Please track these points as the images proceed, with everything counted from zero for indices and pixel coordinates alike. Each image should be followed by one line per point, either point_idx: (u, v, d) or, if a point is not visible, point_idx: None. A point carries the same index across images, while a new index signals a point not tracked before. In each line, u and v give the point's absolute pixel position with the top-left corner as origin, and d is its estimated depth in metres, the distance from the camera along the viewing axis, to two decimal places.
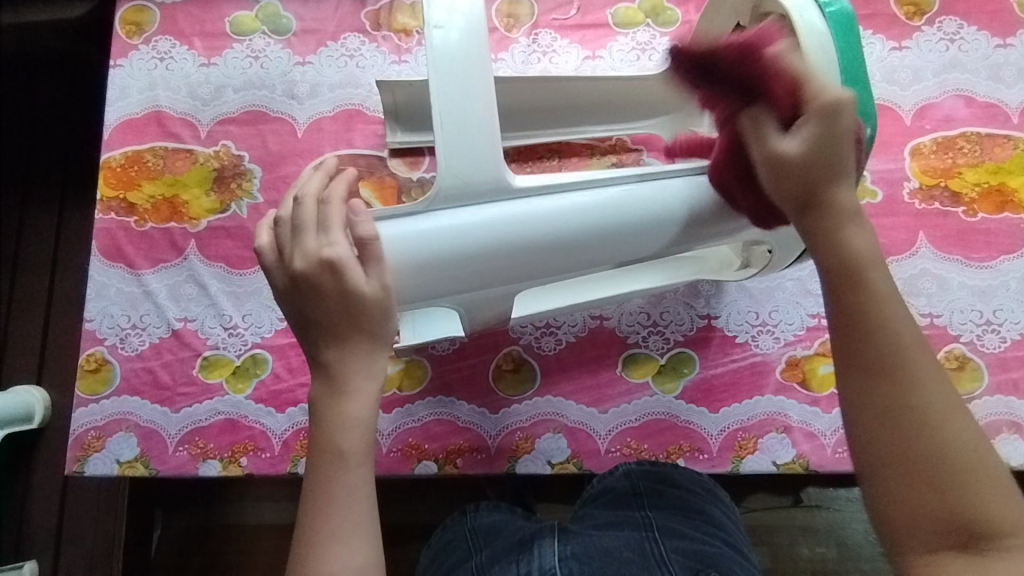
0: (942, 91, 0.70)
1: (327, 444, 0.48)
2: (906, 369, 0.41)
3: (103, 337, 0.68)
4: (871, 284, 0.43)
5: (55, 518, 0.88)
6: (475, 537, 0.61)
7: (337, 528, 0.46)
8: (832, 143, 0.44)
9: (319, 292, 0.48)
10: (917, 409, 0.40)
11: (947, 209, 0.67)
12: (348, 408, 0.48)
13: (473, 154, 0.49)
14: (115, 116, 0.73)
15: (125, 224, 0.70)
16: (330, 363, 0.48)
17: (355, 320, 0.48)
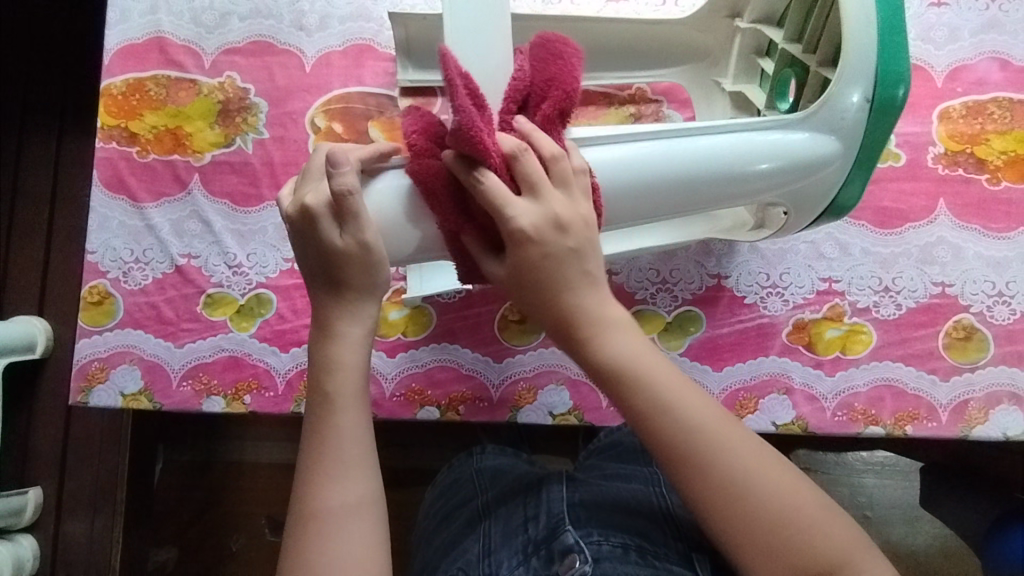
0: (978, 52, 0.67)
1: (317, 386, 0.47)
2: (701, 450, 0.42)
3: (106, 270, 0.67)
4: (649, 391, 0.43)
5: (58, 446, 0.89)
6: (481, 478, 0.62)
7: (331, 465, 0.45)
8: (537, 267, 0.44)
9: (318, 241, 0.46)
10: (740, 493, 0.42)
11: (971, 176, 0.65)
12: (336, 351, 0.47)
13: (487, 102, 0.48)
14: (116, 40, 0.70)
15: (127, 155, 0.69)
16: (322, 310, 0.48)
17: (337, 271, 0.46)
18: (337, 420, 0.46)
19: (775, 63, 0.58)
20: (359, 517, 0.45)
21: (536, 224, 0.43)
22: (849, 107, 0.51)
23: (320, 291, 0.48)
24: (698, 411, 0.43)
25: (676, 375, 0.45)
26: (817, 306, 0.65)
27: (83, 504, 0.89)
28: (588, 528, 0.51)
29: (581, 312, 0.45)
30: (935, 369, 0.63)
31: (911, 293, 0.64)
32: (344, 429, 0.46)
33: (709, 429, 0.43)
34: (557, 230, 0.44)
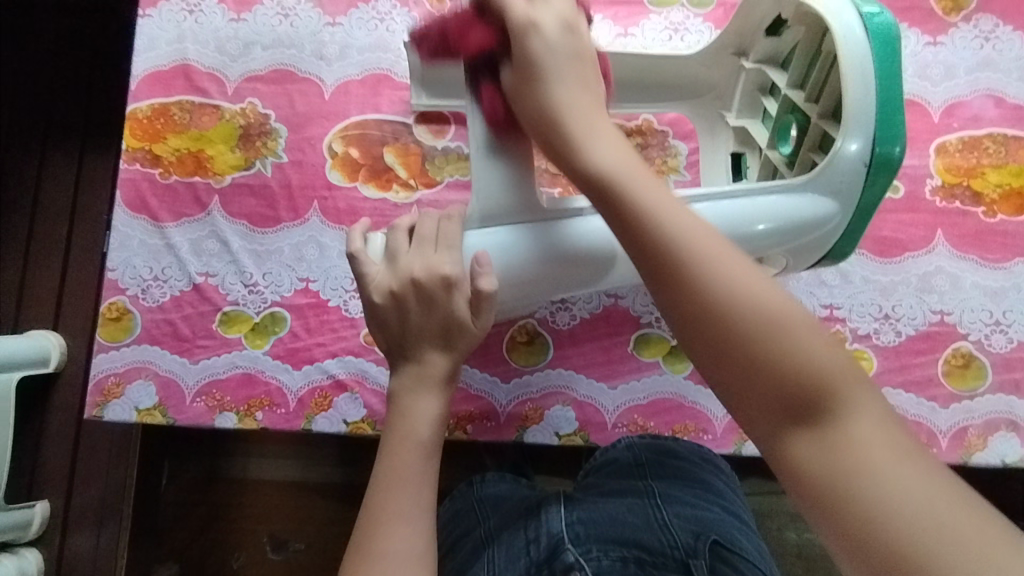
0: (973, 89, 0.69)
1: (404, 432, 0.50)
2: (692, 265, 0.40)
3: (125, 287, 0.69)
4: (685, 226, 0.42)
5: (67, 461, 0.90)
6: (483, 507, 0.63)
7: (404, 507, 0.47)
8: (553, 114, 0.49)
9: (427, 305, 0.51)
10: (777, 344, 0.37)
11: (967, 208, 0.67)
12: (423, 404, 0.50)
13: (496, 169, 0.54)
14: (143, 67, 0.73)
15: (149, 176, 0.71)
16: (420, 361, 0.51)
17: (452, 332, 0.51)
18: (405, 464, 0.48)
19: (778, 106, 0.60)
20: (413, 560, 0.45)
21: (608, 167, 0.46)
22: (851, 171, 0.53)
23: (413, 350, 0.51)
24: (717, 243, 0.42)
25: (736, 255, 0.41)
26: None
27: (91, 517, 0.90)
28: (588, 545, 0.52)
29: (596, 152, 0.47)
30: (935, 396, 0.64)
31: (911, 320, 0.66)
32: (412, 477, 0.48)
33: (754, 298, 0.39)
34: (634, 165, 0.46)
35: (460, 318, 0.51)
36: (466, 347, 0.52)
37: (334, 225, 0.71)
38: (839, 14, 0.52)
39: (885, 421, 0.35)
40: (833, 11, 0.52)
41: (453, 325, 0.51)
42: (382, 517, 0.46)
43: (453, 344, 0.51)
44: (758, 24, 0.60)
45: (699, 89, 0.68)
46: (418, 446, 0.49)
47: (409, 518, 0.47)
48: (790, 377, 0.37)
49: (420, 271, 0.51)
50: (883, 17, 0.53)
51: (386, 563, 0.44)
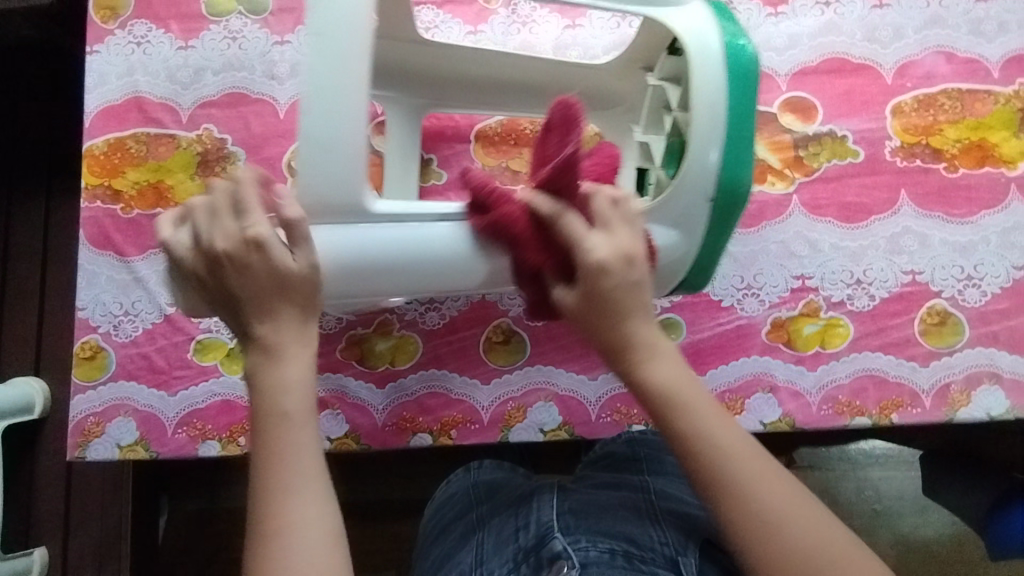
0: (923, 48, 0.69)
1: (270, 407, 0.48)
2: (729, 485, 0.46)
3: (96, 325, 0.69)
4: (687, 416, 0.48)
5: (61, 505, 0.89)
6: (477, 492, 0.64)
7: (291, 481, 0.46)
8: (615, 296, 0.48)
9: (279, 280, 0.48)
10: (768, 520, 0.45)
11: (929, 165, 0.67)
12: (284, 371, 0.48)
13: (336, 174, 0.48)
14: (95, 103, 0.72)
15: (111, 212, 0.71)
16: (265, 336, 0.48)
17: (284, 291, 0.48)
18: (280, 438, 0.47)
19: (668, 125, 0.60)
20: (311, 530, 0.45)
21: (610, 256, 0.47)
22: (690, 201, 0.54)
23: (251, 322, 0.49)
24: (716, 420, 0.48)
25: (710, 403, 0.49)
26: (792, 304, 0.66)
27: (88, 561, 0.89)
28: (576, 535, 0.50)
29: (633, 345, 0.49)
30: (914, 356, 0.64)
31: (883, 283, 0.66)
32: (281, 446, 0.47)
33: (762, 495, 0.46)
34: (626, 261, 0.48)
35: (302, 289, 0.49)
36: (338, 310, 0.49)
37: None
38: (694, 36, 0.53)
39: (830, 530, 0.46)
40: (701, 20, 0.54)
41: (279, 278, 0.48)
42: (281, 490, 0.46)
43: (314, 310, 0.49)
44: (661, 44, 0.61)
45: (609, 101, 0.68)
46: (286, 420, 0.48)
47: (311, 492, 0.46)
48: (780, 555, 0.45)
49: (298, 239, 0.48)
50: (745, 44, 0.54)
51: (293, 532, 0.45)
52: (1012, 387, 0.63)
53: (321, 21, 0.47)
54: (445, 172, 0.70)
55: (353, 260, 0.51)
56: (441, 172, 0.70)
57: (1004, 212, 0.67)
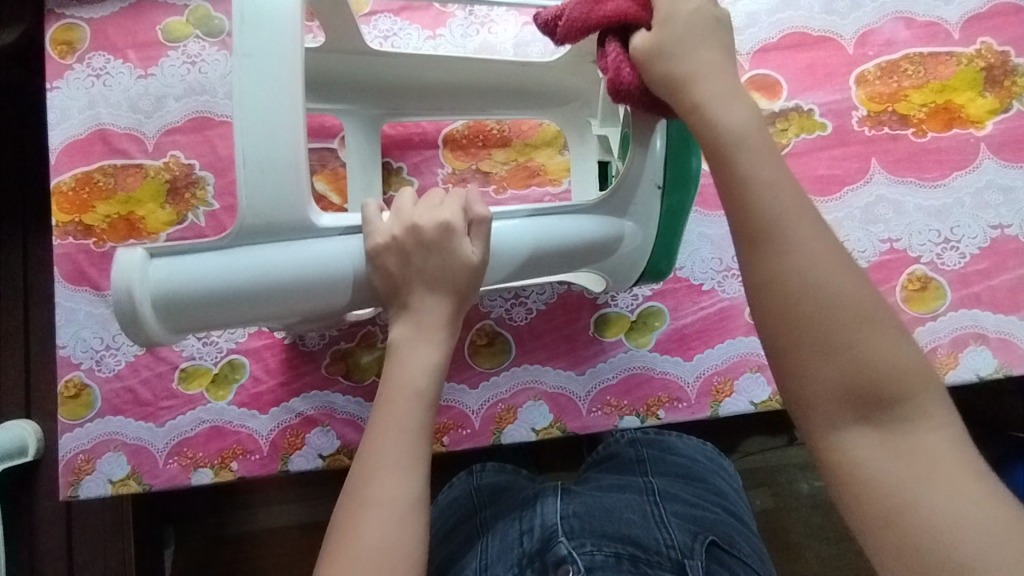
0: (882, 15, 0.69)
1: (403, 379, 0.47)
2: (846, 330, 0.37)
3: (79, 362, 0.68)
4: (782, 255, 0.38)
5: (63, 545, 0.89)
6: (481, 495, 0.63)
7: (387, 456, 0.45)
8: (716, 140, 0.41)
9: (427, 250, 0.48)
10: (860, 460, 0.37)
11: (897, 132, 0.67)
12: (422, 355, 0.48)
13: (275, 191, 0.45)
14: (59, 139, 0.72)
15: (84, 247, 0.70)
16: (418, 308, 0.49)
17: (447, 275, 0.49)
18: (403, 412, 0.46)
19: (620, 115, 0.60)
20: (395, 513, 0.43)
21: (746, 123, 0.41)
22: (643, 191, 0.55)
23: (409, 296, 0.49)
24: (833, 265, 0.38)
25: (833, 264, 0.38)
26: None
27: None
28: (581, 539, 0.50)
29: (745, 182, 0.40)
30: (898, 323, 0.64)
31: (861, 253, 0.66)
32: (399, 422, 0.46)
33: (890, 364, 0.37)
34: (730, 96, 0.42)
35: (459, 261, 0.49)
36: (464, 285, 0.49)
37: None
38: None
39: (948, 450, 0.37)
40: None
41: (456, 269, 0.49)
42: (376, 466, 0.45)
43: (452, 282, 0.49)
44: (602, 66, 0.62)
45: (565, 97, 0.67)
46: (417, 397, 0.47)
47: (408, 470, 0.45)
48: (870, 422, 0.37)
49: (423, 218, 0.49)
50: None
51: (381, 510, 0.43)
52: (999, 345, 0.63)
53: (251, 42, 0.45)
54: (416, 179, 0.70)
55: (318, 279, 0.48)
56: (412, 179, 0.70)
57: (976, 171, 0.67)
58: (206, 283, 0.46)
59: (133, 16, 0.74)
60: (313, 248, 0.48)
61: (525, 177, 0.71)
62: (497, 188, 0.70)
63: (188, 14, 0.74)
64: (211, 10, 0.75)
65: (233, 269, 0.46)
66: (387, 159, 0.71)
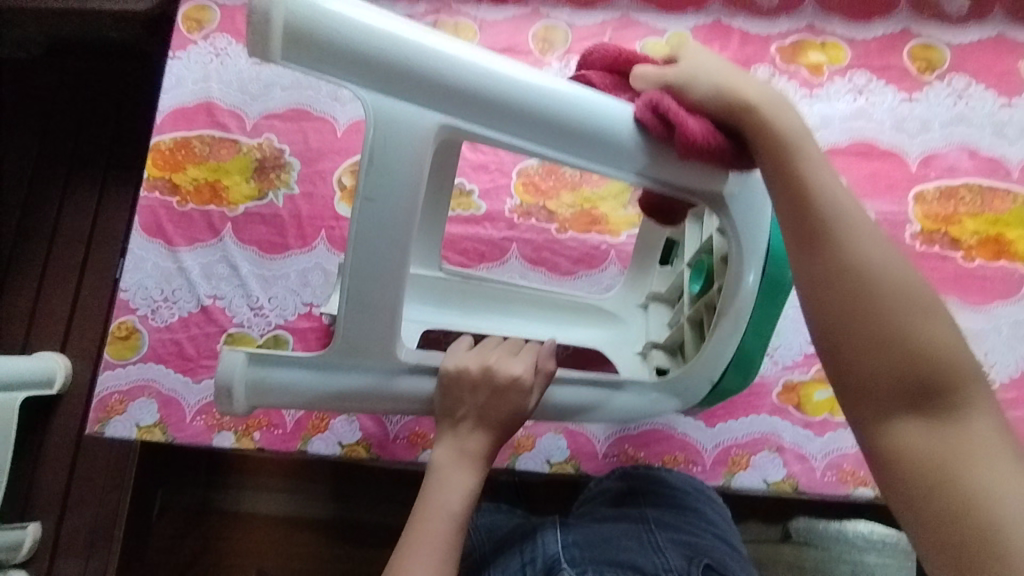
0: (948, 143, 0.73)
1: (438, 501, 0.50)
2: (826, 223, 0.44)
3: (135, 307, 0.72)
4: (825, 196, 0.45)
5: (63, 484, 0.89)
6: (479, 535, 0.64)
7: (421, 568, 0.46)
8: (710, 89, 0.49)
9: (491, 393, 0.54)
10: (848, 263, 0.43)
11: (947, 252, 0.70)
12: (466, 480, 0.52)
13: (371, 331, 0.50)
14: (168, 103, 0.78)
15: (167, 204, 0.75)
16: (471, 435, 0.53)
17: (503, 417, 0.54)
18: (434, 529, 0.49)
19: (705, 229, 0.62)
20: None
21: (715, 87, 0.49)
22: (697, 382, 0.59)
23: (462, 422, 0.54)
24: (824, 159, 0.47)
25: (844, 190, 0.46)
26: (805, 368, 0.68)
27: (79, 545, 0.88)
28: (584, 566, 0.51)
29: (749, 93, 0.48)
30: None
31: None
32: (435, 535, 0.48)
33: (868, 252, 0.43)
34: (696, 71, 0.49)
35: (517, 407, 0.54)
36: (510, 427, 0.54)
37: (339, 254, 0.74)
38: None
39: (936, 327, 0.41)
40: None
41: (511, 412, 0.54)
42: (404, 553, 0.48)
43: (499, 425, 0.54)
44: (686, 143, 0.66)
45: None
46: (452, 519, 0.50)
47: None
48: (842, 258, 0.43)
49: (497, 362, 0.55)
50: None
51: None
52: None
53: (381, 164, 0.45)
54: (484, 204, 0.74)
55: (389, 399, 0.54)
56: (480, 203, 0.74)
57: (1017, 304, 0.69)
58: (302, 394, 0.52)
59: None
60: (400, 383, 0.54)
61: (587, 223, 0.75)
62: (559, 227, 0.74)
63: None
64: None
65: (333, 385, 0.52)
66: (461, 179, 0.75)
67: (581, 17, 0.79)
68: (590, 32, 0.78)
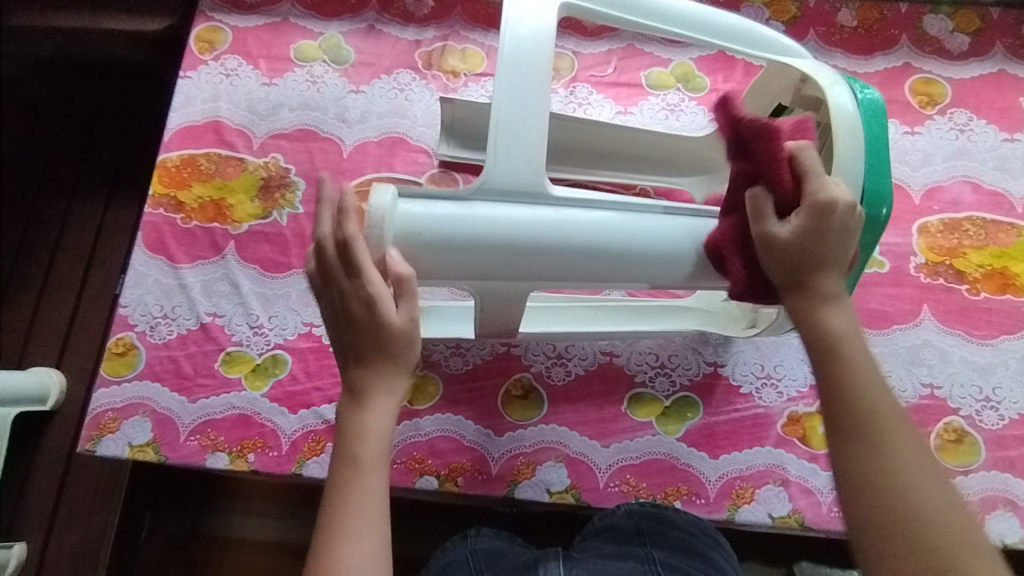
0: (951, 176, 0.74)
1: (346, 450, 0.49)
2: (873, 426, 0.44)
3: (134, 323, 0.71)
4: (880, 397, 0.45)
5: (51, 503, 0.87)
6: (477, 561, 0.61)
7: (351, 526, 0.46)
8: (819, 237, 0.49)
9: (353, 322, 0.50)
10: (892, 473, 0.42)
11: (952, 285, 0.70)
12: (369, 420, 0.50)
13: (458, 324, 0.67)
14: (177, 121, 0.78)
15: (171, 220, 0.75)
16: (355, 380, 0.50)
17: (382, 344, 0.50)
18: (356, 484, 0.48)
19: None
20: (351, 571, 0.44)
21: (793, 230, 0.49)
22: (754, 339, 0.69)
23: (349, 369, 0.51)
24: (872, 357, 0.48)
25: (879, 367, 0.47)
26: (811, 400, 0.67)
27: (65, 566, 0.85)
28: None
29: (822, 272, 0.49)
30: None
31: (901, 393, 0.67)
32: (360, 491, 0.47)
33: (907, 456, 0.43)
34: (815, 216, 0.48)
35: (388, 323, 0.50)
36: (390, 345, 0.50)
37: None
38: (836, 94, 0.55)
39: (973, 540, 0.41)
40: (849, 181, 0.53)
41: (387, 335, 0.50)
42: (344, 530, 0.46)
43: (380, 349, 0.50)
44: (761, 112, 0.65)
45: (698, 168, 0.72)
46: (364, 464, 0.48)
47: (359, 538, 0.46)
48: (879, 461, 0.43)
49: (348, 290, 0.50)
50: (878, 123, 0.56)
51: None
52: None
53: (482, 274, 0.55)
54: None
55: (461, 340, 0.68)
56: None
57: None
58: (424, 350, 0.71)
59: (273, 33, 0.83)
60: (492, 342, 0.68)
61: None
62: None
63: (321, 41, 0.83)
64: (342, 41, 0.83)
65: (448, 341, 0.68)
66: None
67: (587, 45, 0.80)
68: (596, 61, 0.80)
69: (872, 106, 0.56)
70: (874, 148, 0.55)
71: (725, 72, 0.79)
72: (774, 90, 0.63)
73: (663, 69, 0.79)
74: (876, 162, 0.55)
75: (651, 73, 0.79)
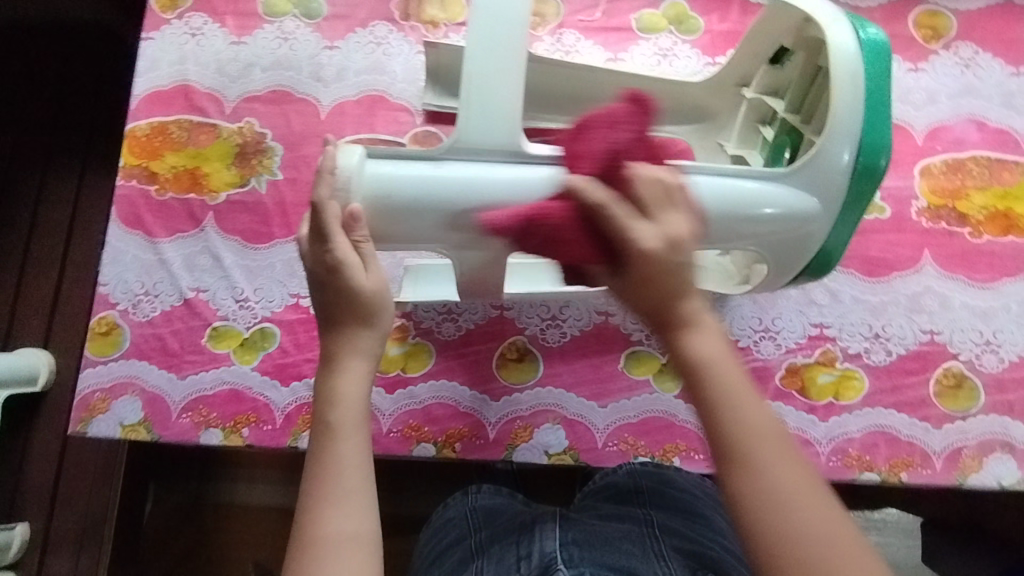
0: (955, 114, 0.71)
1: (318, 417, 0.46)
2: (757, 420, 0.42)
3: (115, 302, 0.69)
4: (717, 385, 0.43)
5: (50, 481, 0.87)
6: (474, 517, 0.61)
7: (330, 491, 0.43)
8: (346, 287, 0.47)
9: (321, 287, 0.48)
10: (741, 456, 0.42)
11: (954, 228, 0.68)
12: (338, 384, 0.46)
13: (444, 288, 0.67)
14: (143, 87, 0.74)
15: (146, 192, 0.72)
16: (327, 343, 0.48)
17: (350, 306, 0.47)
18: (334, 454, 0.44)
19: (776, 130, 0.62)
20: (342, 540, 0.41)
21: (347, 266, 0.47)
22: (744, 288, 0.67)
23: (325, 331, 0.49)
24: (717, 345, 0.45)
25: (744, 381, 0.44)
26: (809, 351, 0.66)
27: (70, 542, 0.86)
28: (580, 566, 0.49)
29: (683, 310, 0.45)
30: (928, 416, 0.64)
31: (901, 340, 0.66)
32: (334, 459, 0.44)
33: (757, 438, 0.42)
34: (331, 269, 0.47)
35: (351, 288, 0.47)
36: (353, 312, 0.47)
37: None
38: (835, 32, 0.52)
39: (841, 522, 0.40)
40: (847, 125, 0.51)
41: (352, 298, 0.47)
42: (326, 496, 0.43)
43: (343, 319, 0.48)
44: (762, 54, 0.62)
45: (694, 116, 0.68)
46: (335, 429, 0.45)
47: (352, 498, 0.43)
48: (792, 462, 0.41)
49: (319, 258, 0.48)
50: (877, 43, 0.53)
51: (330, 544, 0.41)
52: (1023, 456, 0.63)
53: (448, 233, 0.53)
54: None
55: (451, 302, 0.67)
56: None
57: None
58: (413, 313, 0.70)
59: None
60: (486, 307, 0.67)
61: None
62: None
63: None
64: None
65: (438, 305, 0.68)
66: None
67: None
68: (583, 4, 0.75)
69: (876, 47, 0.53)
70: (876, 92, 0.52)
71: (720, 11, 0.75)
72: (775, 30, 0.60)
73: (654, 11, 0.75)
74: (877, 102, 0.52)
75: (642, 15, 0.75)
